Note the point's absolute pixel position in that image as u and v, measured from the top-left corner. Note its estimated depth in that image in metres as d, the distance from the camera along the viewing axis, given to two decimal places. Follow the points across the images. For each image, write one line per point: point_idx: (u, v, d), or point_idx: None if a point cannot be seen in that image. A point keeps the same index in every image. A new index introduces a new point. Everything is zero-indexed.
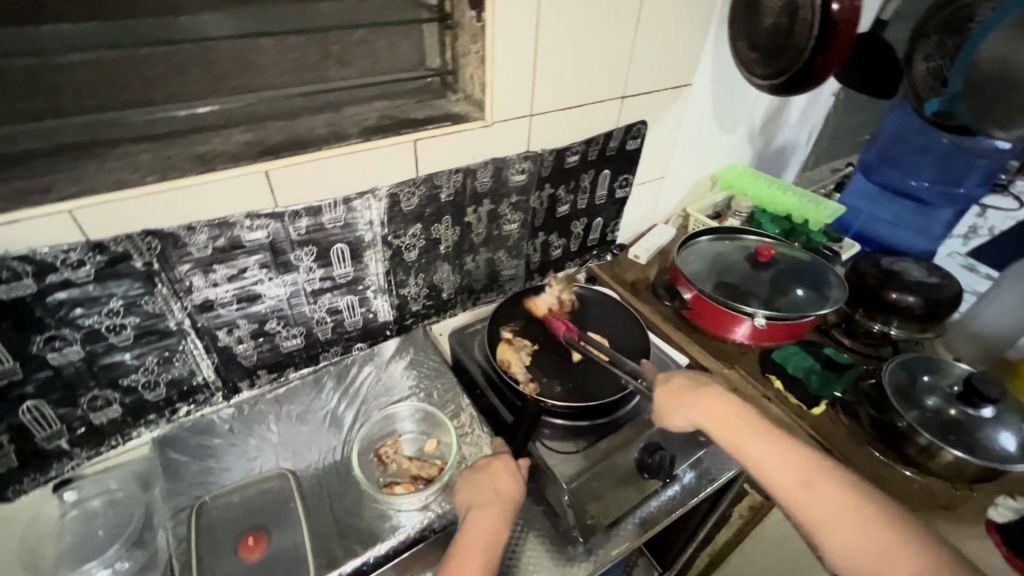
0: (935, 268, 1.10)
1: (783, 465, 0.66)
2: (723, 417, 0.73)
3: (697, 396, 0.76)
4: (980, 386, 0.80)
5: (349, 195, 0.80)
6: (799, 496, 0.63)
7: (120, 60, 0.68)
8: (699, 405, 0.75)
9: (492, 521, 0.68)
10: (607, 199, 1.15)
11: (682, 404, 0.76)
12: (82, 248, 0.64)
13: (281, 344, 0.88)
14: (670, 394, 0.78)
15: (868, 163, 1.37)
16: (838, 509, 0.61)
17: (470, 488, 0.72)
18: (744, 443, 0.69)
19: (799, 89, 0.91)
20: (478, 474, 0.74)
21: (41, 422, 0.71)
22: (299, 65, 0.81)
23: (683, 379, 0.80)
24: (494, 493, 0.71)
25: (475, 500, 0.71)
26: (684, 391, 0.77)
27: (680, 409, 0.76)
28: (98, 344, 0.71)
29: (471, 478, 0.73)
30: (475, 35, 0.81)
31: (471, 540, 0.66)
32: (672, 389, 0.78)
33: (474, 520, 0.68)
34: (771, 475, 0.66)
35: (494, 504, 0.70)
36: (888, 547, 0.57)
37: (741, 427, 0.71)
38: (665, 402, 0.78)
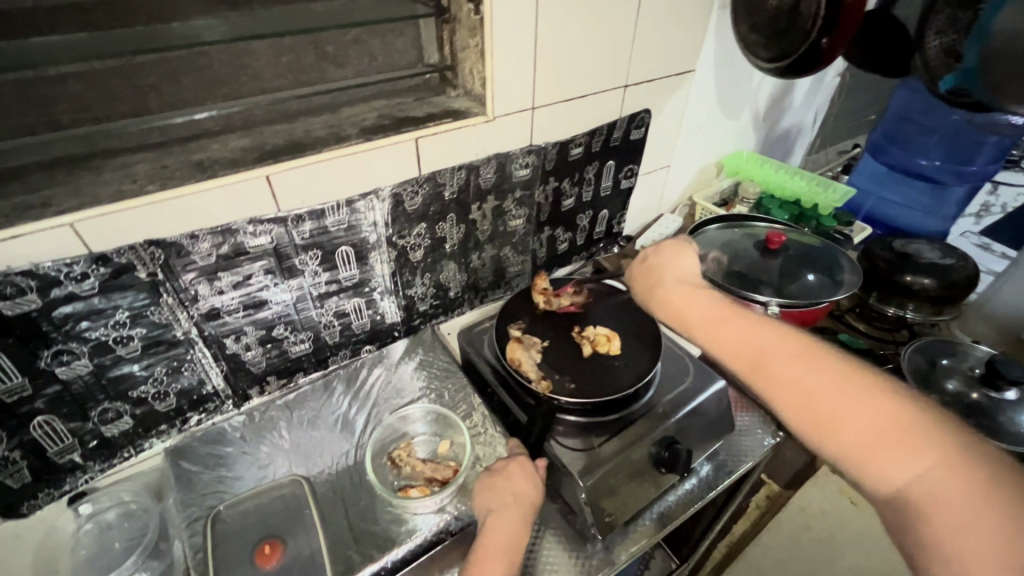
0: (950, 249, 1.07)
1: (741, 341, 0.61)
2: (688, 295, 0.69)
3: (663, 283, 0.72)
4: (1002, 367, 0.78)
5: (352, 197, 0.78)
6: (757, 380, 0.59)
7: (112, 70, 0.67)
8: (668, 285, 0.71)
9: (510, 526, 0.68)
10: (612, 190, 1.13)
11: (659, 285, 0.72)
12: (85, 261, 0.63)
13: (289, 349, 0.87)
14: (644, 278, 0.75)
15: (876, 143, 1.34)
16: (796, 371, 0.56)
17: (487, 491, 0.72)
18: (709, 318, 0.65)
19: (805, 72, 0.89)
20: (494, 476, 0.73)
21: (52, 437, 0.71)
22: (295, 67, 0.80)
23: (658, 263, 0.75)
24: (511, 496, 0.71)
25: (492, 504, 0.70)
26: (659, 274, 0.74)
27: (656, 290, 0.72)
28: (106, 356, 0.71)
29: (488, 480, 0.73)
30: (472, 29, 0.80)
31: (491, 545, 0.67)
32: (646, 272, 0.75)
33: (493, 525, 0.68)
34: (726, 345, 0.62)
35: (511, 507, 0.70)
36: (833, 406, 0.53)
37: (704, 304, 0.66)
38: (643, 284, 0.74)
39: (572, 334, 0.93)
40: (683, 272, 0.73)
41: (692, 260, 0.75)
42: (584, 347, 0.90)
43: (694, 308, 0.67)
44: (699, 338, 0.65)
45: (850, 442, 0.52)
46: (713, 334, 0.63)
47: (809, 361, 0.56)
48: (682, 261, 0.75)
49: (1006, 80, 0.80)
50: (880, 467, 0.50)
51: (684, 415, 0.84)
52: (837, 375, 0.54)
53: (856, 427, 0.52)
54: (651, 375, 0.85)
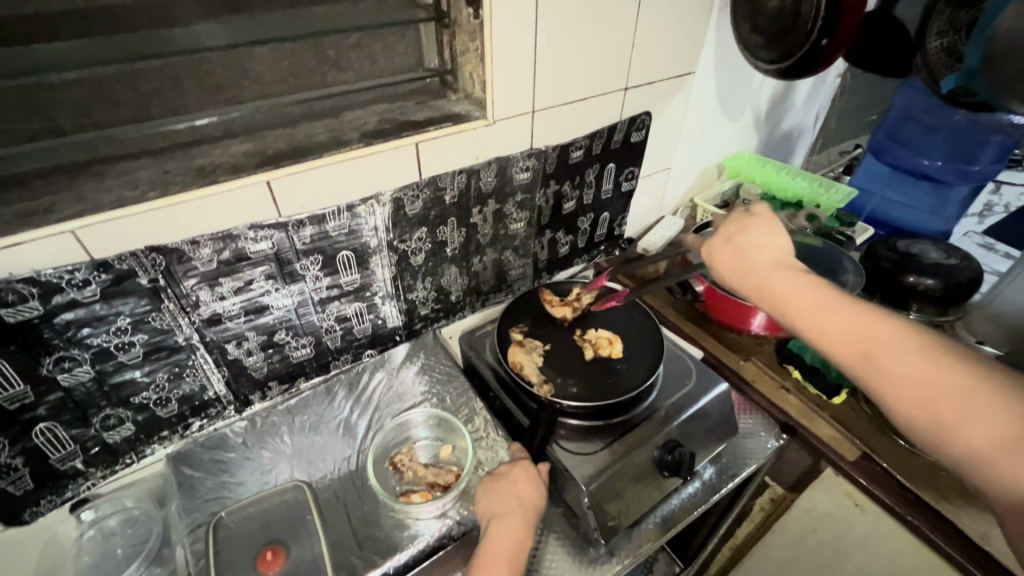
0: (954, 249, 1.07)
1: (846, 328, 0.56)
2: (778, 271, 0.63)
3: (755, 261, 0.66)
4: None
5: (353, 202, 0.78)
6: (863, 371, 0.54)
7: (114, 77, 0.68)
8: (755, 264, 0.66)
9: (514, 531, 0.68)
10: (613, 193, 1.13)
11: (751, 262, 0.66)
12: (86, 268, 0.63)
13: (290, 354, 0.87)
14: (736, 253, 0.68)
15: (878, 143, 1.34)
16: (918, 364, 0.51)
17: (491, 495, 0.71)
18: (812, 301, 0.59)
19: (804, 74, 0.88)
20: (498, 481, 0.73)
21: (54, 443, 0.71)
22: (296, 72, 0.80)
23: (749, 235, 0.69)
24: (515, 501, 0.70)
25: (496, 509, 0.70)
26: (751, 250, 0.67)
27: (747, 265, 0.66)
28: (108, 362, 0.71)
29: (492, 485, 0.73)
30: (472, 33, 0.80)
31: (495, 548, 0.66)
32: (737, 243, 0.69)
33: (496, 530, 0.68)
34: (834, 330, 0.56)
35: (515, 513, 0.69)
36: (957, 405, 0.48)
37: (809, 287, 0.60)
38: (726, 257, 0.69)
39: (573, 337, 0.93)
40: (774, 248, 0.67)
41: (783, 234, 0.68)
42: (586, 350, 0.90)
43: (795, 289, 0.61)
44: (797, 321, 0.60)
45: (968, 446, 0.47)
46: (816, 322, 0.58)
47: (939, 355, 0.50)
48: (776, 234, 0.68)
49: (1009, 79, 0.78)
50: (1003, 473, 0.45)
51: (687, 418, 0.84)
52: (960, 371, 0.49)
53: (982, 427, 0.46)
54: (653, 378, 0.85)
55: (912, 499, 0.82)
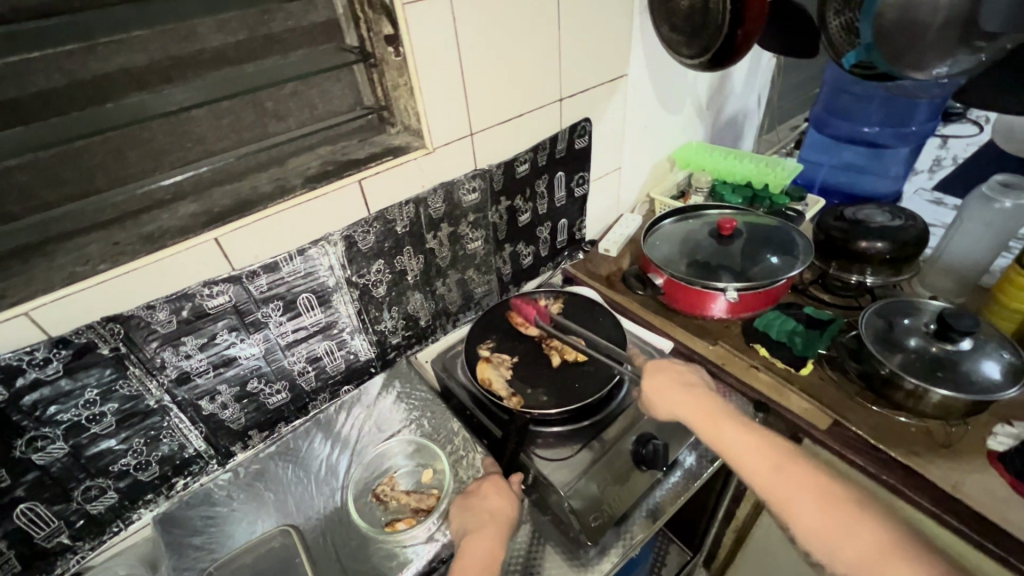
0: (899, 210, 1.10)
1: (755, 447, 0.70)
2: (709, 416, 0.76)
3: (690, 392, 0.79)
4: (953, 320, 0.80)
5: (303, 246, 0.80)
6: (770, 483, 0.67)
7: (56, 158, 0.70)
8: (682, 404, 0.78)
9: (487, 541, 0.70)
10: (566, 199, 1.16)
11: (667, 397, 0.79)
12: (45, 346, 0.64)
13: (266, 401, 0.88)
14: (669, 396, 0.79)
15: (819, 117, 1.38)
16: (801, 486, 0.65)
17: (464, 511, 0.74)
18: (717, 432, 0.73)
19: (727, 61, 0.91)
20: (469, 498, 0.76)
21: (37, 523, 0.72)
22: (237, 127, 0.83)
23: (676, 376, 0.82)
24: (487, 513, 0.73)
25: (469, 523, 0.72)
26: (668, 387, 0.80)
27: (665, 403, 0.79)
28: (81, 436, 0.72)
29: (465, 502, 0.75)
30: (399, 69, 0.82)
31: (468, 557, 0.68)
32: (664, 388, 0.80)
33: (471, 541, 0.70)
34: (746, 457, 0.70)
35: (487, 524, 0.72)
36: (843, 518, 0.61)
37: (723, 428, 0.73)
38: (651, 395, 0.81)
39: (540, 346, 0.95)
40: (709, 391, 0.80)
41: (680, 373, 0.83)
42: (553, 357, 0.92)
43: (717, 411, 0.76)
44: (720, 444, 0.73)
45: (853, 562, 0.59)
46: (750, 458, 0.69)
47: (786, 475, 0.66)
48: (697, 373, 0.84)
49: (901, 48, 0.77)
50: None
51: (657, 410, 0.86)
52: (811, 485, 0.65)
53: (850, 535, 0.60)
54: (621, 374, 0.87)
55: (887, 459, 0.83)
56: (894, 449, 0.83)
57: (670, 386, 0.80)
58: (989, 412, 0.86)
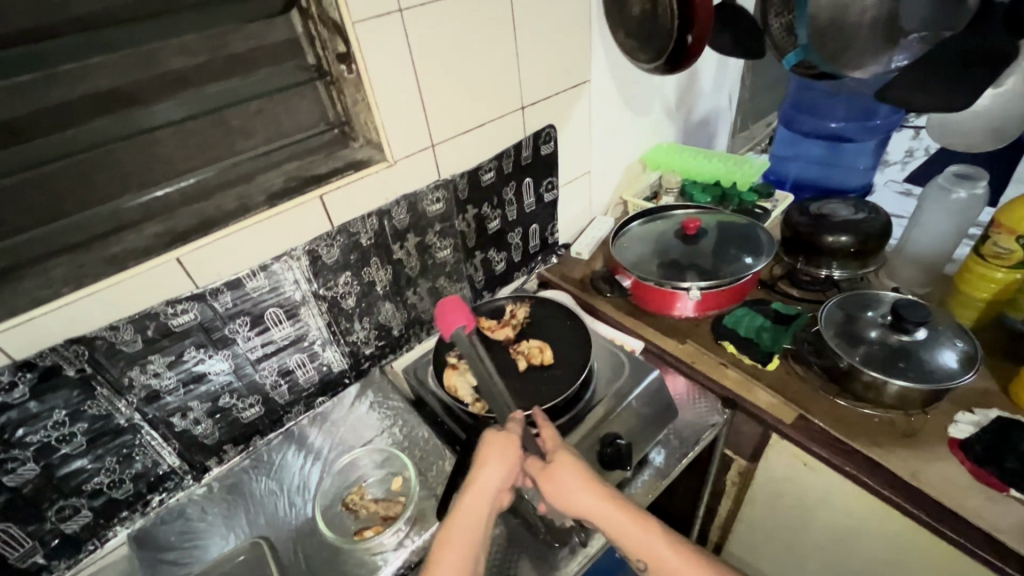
0: (863, 203, 1.11)
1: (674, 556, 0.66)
2: (625, 517, 0.67)
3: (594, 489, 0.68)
4: (906, 312, 0.81)
5: (266, 261, 0.82)
6: None
7: (20, 185, 0.71)
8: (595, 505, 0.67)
9: (478, 513, 0.67)
10: (536, 205, 1.17)
11: (573, 491, 0.68)
12: (9, 370, 0.66)
13: (240, 415, 0.90)
14: (571, 492, 0.68)
15: (788, 114, 1.39)
16: None
17: (496, 457, 0.68)
18: (626, 534, 0.67)
19: (680, 65, 0.93)
20: (503, 448, 0.69)
21: (11, 543, 0.73)
22: (202, 147, 0.84)
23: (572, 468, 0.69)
24: (494, 480, 0.67)
25: (488, 471, 0.67)
26: (573, 478, 0.69)
27: (569, 499, 0.68)
28: (52, 456, 0.73)
29: (495, 450, 0.68)
30: (356, 85, 0.84)
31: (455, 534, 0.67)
32: (575, 483, 0.68)
33: (466, 508, 0.67)
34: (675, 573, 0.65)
35: (484, 497, 0.67)
36: None
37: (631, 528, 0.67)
38: (554, 490, 0.69)
39: (508, 350, 0.95)
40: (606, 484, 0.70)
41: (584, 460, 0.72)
42: (519, 361, 0.92)
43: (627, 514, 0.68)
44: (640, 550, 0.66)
45: None
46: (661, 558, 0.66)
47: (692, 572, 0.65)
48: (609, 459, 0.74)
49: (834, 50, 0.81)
50: None
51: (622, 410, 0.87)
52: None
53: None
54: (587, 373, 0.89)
55: (849, 450, 0.84)
56: (857, 441, 0.84)
57: (575, 476, 0.69)
58: (950, 400, 0.87)
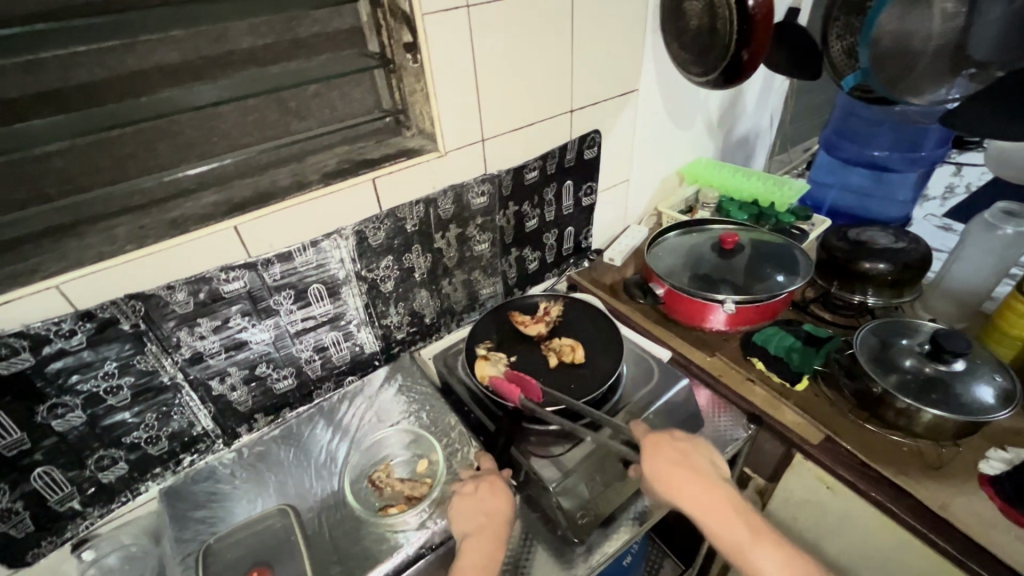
0: (903, 233, 1.11)
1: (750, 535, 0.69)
2: (711, 500, 0.72)
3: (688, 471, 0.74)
4: (946, 341, 0.81)
5: (316, 238, 0.84)
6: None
7: (91, 145, 0.75)
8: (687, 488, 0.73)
9: (485, 548, 0.70)
10: (574, 208, 1.19)
11: (664, 471, 0.74)
12: (71, 318, 0.69)
13: (273, 385, 0.92)
14: (666, 470, 0.74)
15: (829, 139, 1.39)
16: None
17: (463, 516, 0.73)
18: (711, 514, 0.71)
19: (735, 80, 0.94)
20: (467, 500, 0.75)
21: (52, 486, 0.76)
22: (261, 124, 0.88)
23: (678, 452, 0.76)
24: (484, 517, 0.72)
25: (467, 527, 0.72)
26: (664, 459, 0.75)
27: (662, 477, 0.74)
28: (98, 406, 0.76)
29: (460, 505, 0.74)
30: (416, 75, 0.87)
31: (465, 564, 0.68)
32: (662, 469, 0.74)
33: (468, 547, 0.70)
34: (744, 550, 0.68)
35: (486, 528, 0.71)
36: None
37: (718, 515, 0.71)
38: (652, 465, 0.75)
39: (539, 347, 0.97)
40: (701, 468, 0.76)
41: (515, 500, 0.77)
42: (550, 358, 0.94)
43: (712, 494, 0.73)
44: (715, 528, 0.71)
45: None
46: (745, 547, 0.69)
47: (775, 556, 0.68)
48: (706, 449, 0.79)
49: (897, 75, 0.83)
50: None
51: (649, 416, 0.88)
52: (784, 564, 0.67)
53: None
54: (616, 376, 0.89)
55: (876, 476, 0.84)
56: (886, 467, 0.83)
57: (503, 499, 0.74)
58: (982, 436, 0.86)
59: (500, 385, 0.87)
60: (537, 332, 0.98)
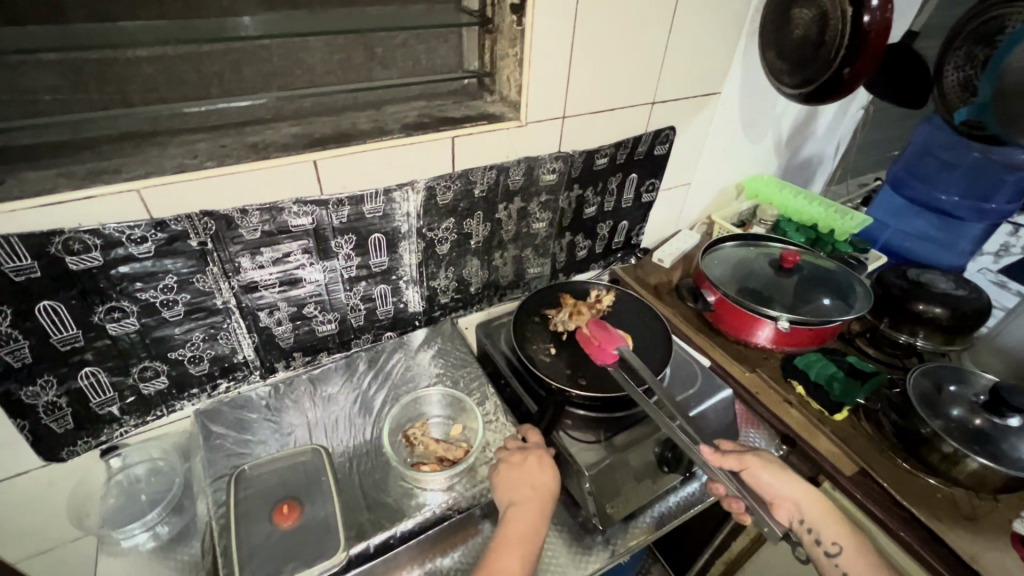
0: (964, 281, 1.09)
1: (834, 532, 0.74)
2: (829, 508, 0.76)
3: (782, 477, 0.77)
4: (1006, 395, 0.80)
5: (389, 187, 0.84)
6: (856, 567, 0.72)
7: (182, 57, 0.74)
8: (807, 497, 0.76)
9: (530, 518, 0.69)
10: (633, 203, 1.17)
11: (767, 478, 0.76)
12: (145, 225, 0.69)
13: (316, 328, 0.92)
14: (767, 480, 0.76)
15: (896, 176, 1.38)
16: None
17: (508, 485, 0.72)
18: (821, 519, 0.74)
19: (828, 98, 0.92)
20: (514, 470, 0.74)
21: (96, 388, 0.76)
22: (345, 65, 0.86)
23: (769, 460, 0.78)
24: (530, 490, 0.71)
25: (512, 496, 0.71)
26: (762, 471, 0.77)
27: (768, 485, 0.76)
28: (152, 317, 0.76)
29: (507, 473, 0.73)
30: (513, 39, 0.85)
31: (511, 532, 0.67)
32: (769, 476, 0.76)
33: (513, 516, 0.69)
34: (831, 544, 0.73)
35: (531, 501, 0.70)
36: None
37: (831, 524, 0.74)
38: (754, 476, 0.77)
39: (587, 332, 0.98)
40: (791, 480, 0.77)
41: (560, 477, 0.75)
42: None
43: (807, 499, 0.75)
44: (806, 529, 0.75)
45: None
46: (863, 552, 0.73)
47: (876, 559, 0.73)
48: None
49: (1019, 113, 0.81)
50: None
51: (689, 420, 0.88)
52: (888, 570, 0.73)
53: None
54: (662, 374, 0.89)
55: (905, 516, 0.83)
56: (917, 508, 0.83)
57: (551, 475, 0.73)
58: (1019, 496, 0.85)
59: (597, 330, 0.87)
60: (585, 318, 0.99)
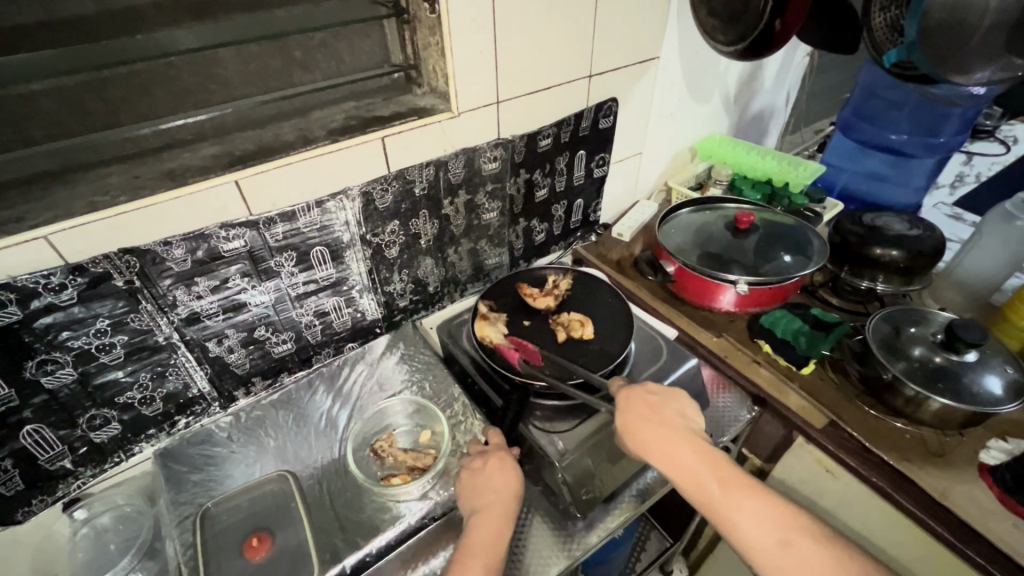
0: (918, 220, 1.09)
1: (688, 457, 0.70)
2: (680, 445, 0.71)
3: (653, 415, 0.74)
4: (961, 331, 0.80)
5: (322, 198, 0.80)
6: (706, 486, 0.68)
7: (81, 86, 0.68)
8: (663, 450, 0.71)
9: (493, 523, 0.70)
10: (585, 179, 1.15)
11: (637, 419, 0.74)
12: (61, 272, 0.65)
13: (272, 349, 0.89)
14: (638, 421, 0.74)
15: (846, 121, 1.37)
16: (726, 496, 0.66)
17: (470, 491, 0.73)
18: (677, 446, 0.71)
19: (762, 53, 0.90)
20: (476, 475, 0.74)
21: (42, 444, 0.73)
22: (264, 73, 0.81)
23: (649, 401, 0.76)
24: (492, 494, 0.72)
25: (475, 504, 0.71)
26: (638, 414, 0.75)
27: (636, 425, 0.74)
28: (90, 363, 0.73)
29: (470, 479, 0.73)
30: (432, 28, 0.81)
31: (473, 543, 0.68)
32: (639, 416, 0.75)
33: (478, 522, 0.70)
34: (685, 468, 0.69)
35: (494, 506, 0.71)
36: (763, 513, 0.65)
37: (684, 449, 0.71)
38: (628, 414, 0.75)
39: (549, 321, 0.96)
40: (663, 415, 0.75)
41: (523, 476, 0.76)
42: (558, 333, 0.93)
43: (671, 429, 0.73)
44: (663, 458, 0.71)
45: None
46: (717, 502, 0.66)
47: (747, 508, 0.65)
48: (677, 401, 0.78)
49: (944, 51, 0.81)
50: None
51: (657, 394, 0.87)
52: (762, 516, 0.65)
53: (812, 562, 0.61)
54: (625, 352, 0.89)
55: (877, 460, 0.84)
56: (888, 453, 0.84)
57: (512, 476, 0.73)
58: (985, 427, 0.87)
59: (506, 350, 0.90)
60: (546, 305, 0.98)
